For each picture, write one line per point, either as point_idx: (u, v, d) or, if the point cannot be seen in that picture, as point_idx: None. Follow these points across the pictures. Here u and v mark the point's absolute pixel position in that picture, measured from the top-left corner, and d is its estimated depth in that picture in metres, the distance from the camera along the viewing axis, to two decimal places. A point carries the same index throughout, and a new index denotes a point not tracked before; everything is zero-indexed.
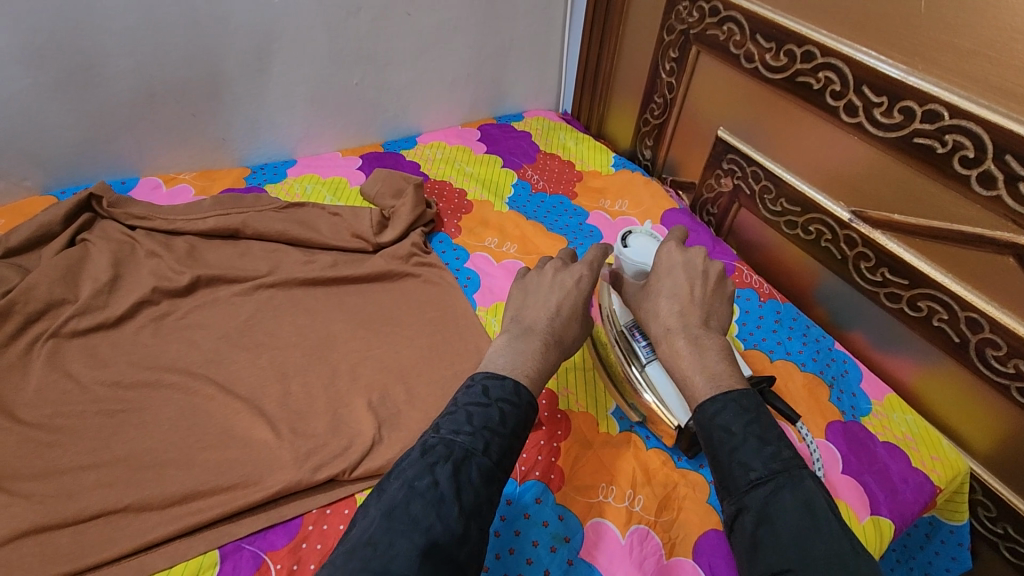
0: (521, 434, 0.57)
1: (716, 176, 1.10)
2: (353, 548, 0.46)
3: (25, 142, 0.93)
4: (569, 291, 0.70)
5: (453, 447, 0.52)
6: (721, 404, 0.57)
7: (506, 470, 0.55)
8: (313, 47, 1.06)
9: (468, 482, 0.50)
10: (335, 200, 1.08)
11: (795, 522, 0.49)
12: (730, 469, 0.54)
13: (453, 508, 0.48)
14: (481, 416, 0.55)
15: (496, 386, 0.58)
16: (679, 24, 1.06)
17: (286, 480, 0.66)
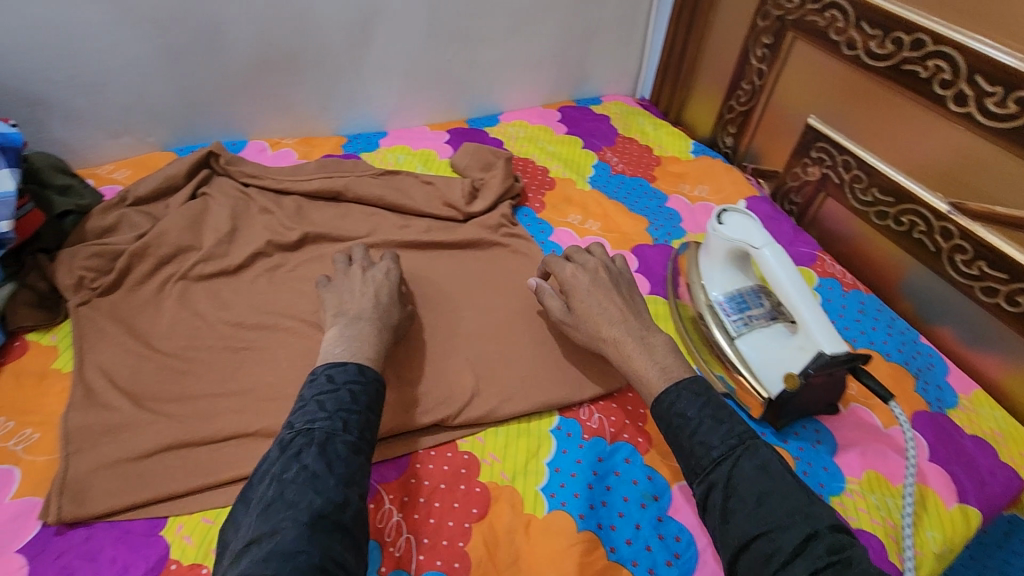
0: (374, 408, 0.61)
1: (803, 164, 1.09)
2: (239, 552, 0.47)
3: (152, 101, 1.00)
4: (373, 284, 0.76)
5: (313, 432, 0.55)
6: (676, 392, 0.64)
7: (370, 442, 0.58)
8: (414, 22, 1.11)
9: (337, 457, 0.54)
10: (426, 171, 1.12)
11: (756, 484, 0.56)
12: (691, 448, 0.60)
13: (328, 482, 0.51)
14: (333, 400, 0.58)
15: (339, 371, 0.62)
16: (776, 10, 1.06)
17: (397, 421, 0.71)
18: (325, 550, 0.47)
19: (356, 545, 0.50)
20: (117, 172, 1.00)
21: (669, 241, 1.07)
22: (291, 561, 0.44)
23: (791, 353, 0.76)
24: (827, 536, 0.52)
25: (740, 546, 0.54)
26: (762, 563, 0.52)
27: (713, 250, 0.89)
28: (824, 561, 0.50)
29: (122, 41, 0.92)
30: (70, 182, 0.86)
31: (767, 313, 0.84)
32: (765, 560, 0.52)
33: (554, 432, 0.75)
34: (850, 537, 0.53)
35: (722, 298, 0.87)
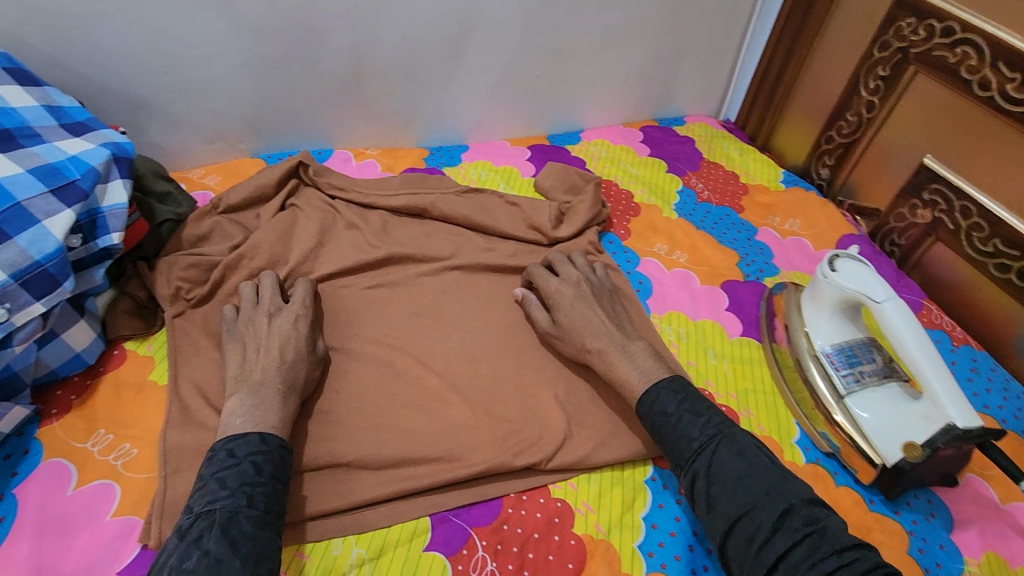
0: (283, 475, 0.59)
1: (912, 205, 1.03)
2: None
3: (247, 108, 1.00)
4: (290, 337, 0.70)
5: (213, 514, 0.53)
6: (655, 391, 0.68)
7: (279, 512, 0.57)
8: (508, 37, 1.08)
9: (240, 536, 0.52)
10: (509, 190, 1.10)
11: (734, 468, 0.61)
12: (674, 441, 0.65)
13: (232, 565, 0.50)
14: (234, 476, 0.56)
15: (240, 445, 0.58)
16: (897, 41, 1.01)
17: (489, 461, 0.68)
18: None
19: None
20: (208, 177, 1.00)
21: (761, 278, 1.02)
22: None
23: (913, 420, 0.71)
24: (799, 511, 0.57)
25: (728, 529, 0.58)
26: (747, 543, 0.57)
27: (821, 297, 0.83)
28: (799, 532, 0.55)
29: (224, 49, 0.92)
30: (168, 189, 0.86)
31: (879, 370, 0.79)
32: (749, 539, 0.56)
33: (649, 484, 0.72)
34: (823, 510, 0.58)
35: (829, 349, 0.82)
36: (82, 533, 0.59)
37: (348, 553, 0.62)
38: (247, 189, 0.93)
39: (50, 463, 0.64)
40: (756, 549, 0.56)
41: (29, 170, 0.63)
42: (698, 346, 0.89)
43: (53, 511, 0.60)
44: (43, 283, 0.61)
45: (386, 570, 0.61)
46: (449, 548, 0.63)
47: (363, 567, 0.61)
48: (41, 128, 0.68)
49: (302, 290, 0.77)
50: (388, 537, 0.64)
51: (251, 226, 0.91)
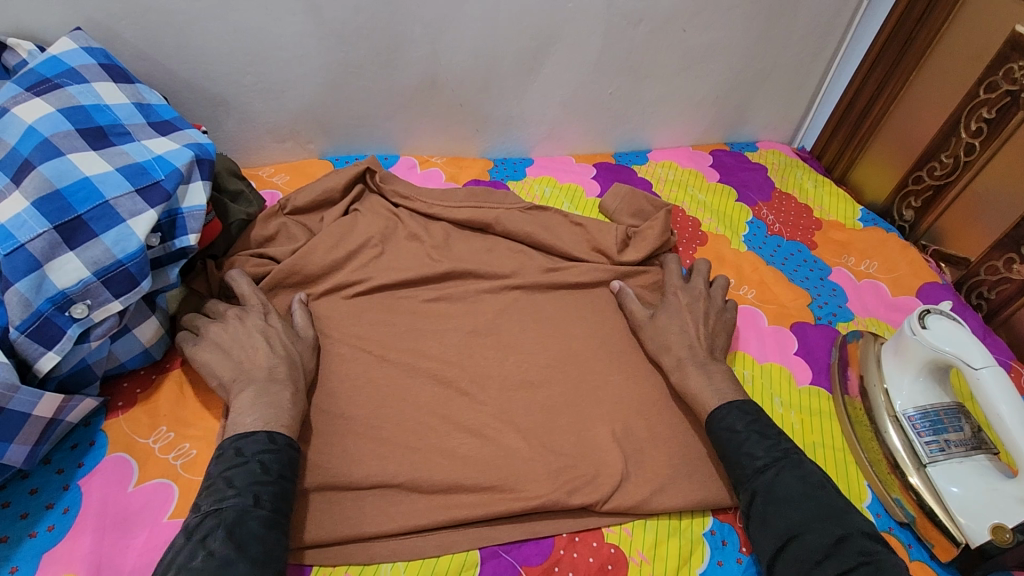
0: (290, 474, 0.59)
1: (1008, 260, 0.95)
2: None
3: (320, 110, 1.00)
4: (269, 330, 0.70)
5: (223, 514, 0.53)
6: (726, 408, 0.70)
7: (284, 511, 0.57)
8: (585, 53, 1.06)
9: (247, 539, 0.52)
10: (573, 210, 1.07)
11: (794, 490, 0.62)
12: (737, 458, 0.66)
13: (239, 568, 0.50)
14: (243, 475, 0.56)
15: (247, 444, 0.59)
16: (1007, 83, 0.93)
17: (544, 497, 0.66)
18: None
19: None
20: (277, 176, 1.01)
21: (833, 323, 0.96)
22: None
23: (1007, 502, 0.66)
24: (856, 540, 0.58)
25: (778, 548, 0.59)
26: (796, 563, 0.58)
27: (907, 354, 0.78)
28: (854, 560, 0.56)
29: (305, 52, 0.92)
30: (241, 188, 0.87)
31: (967, 440, 0.73)
32: (801, 560, 0.58)
33: (708, 537, 0.68)
34: (882, 544, 0.59)
35: (912, 412, 0.76)
36: (140, 533, 0.60)
37: None
38: (315, 192, 0.92)
39: (114, 457, 0.64)
40: (807, 569, 0.57)
41: (118, 169, 0.64)
42: (763, 392, 0.84)
43: (114, 508, 0.61)
44: (122, 282, 0.62)
45: None
46: None
47: None
48: (131, 126, 0.69)
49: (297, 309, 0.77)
50: (437, 567, 0.62)
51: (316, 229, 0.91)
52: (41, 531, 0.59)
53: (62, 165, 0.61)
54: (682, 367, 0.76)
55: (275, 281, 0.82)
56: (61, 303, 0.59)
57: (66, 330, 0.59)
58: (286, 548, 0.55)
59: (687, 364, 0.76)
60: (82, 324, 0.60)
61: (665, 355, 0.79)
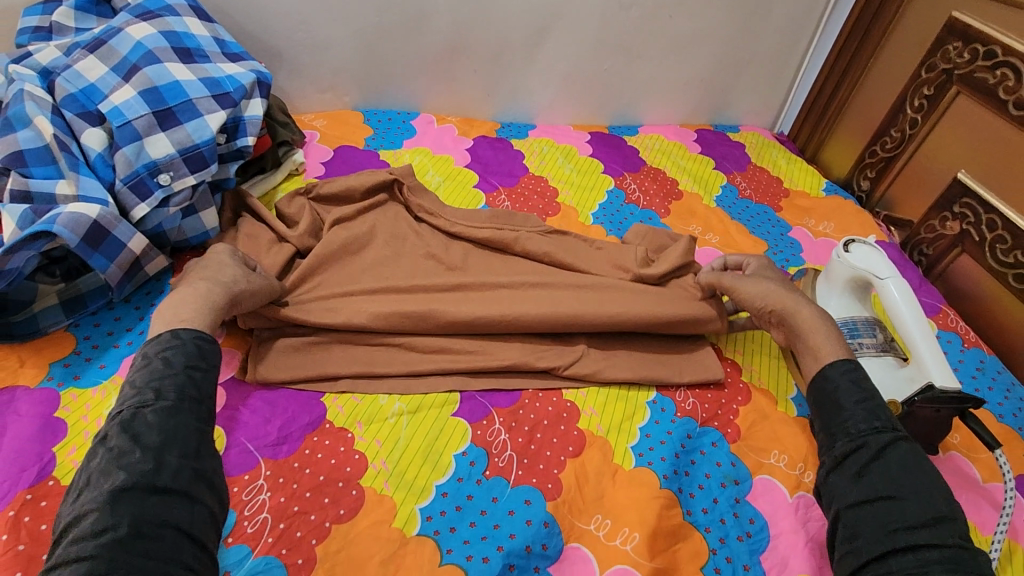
0: (198, 365, 0.62)
1: (942, 218, 1.08)
2: (57, 541, 0.49)
3: (357, 66, 1.19)
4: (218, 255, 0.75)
5: (122, 410, 0.56)
6: (852, 365, 0.72)
7: (194, 399, 0.59)
8: (585, 31, 1.23)
9: (147, 428, 0.55)
10: (567, 164, 1.24)
11: (907, 459, 0.63)
12: (853, 412, 0.68)
13: (133, 454, 0.53)
14: (143, 374, 0.59)
15: (151, 346, 0.62)
16: (943, 63, 1.07)
17: (515, 358, 0.81)
18: (139, 514, 0.49)
19: (188, 498, 0.53)
20: (315, 121, 1.20)
21: (786, 266, 1.11)
22: (99, 538, 0.47)
23: (898, 384, 0.78)
24: (955, 523, 0.58)
25: (863, 499, 0.61)
26: (880, 520, 0.59)
27: (833, 276, 0.91)
28: (948, 537, 0.56)
29: (348, 15, 1.11)
30: (287, 120, 1.07)
31: (877, 345, 0.86)
32: (886, 517, 0.59)
33: (649, 404, 0.82)
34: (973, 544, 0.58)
35: (834, 321, 0.90)
36: None
37: (391, 405, 0.76)
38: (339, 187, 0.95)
39: None
40: (888, 529, 0.58)
41: (200, 79, 0.83)
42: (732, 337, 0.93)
43: None
44: (197, 162, 0.80)
45: (420, 422, 0.75)
46: (472, 417, 0.77)
47: (401, 417, 0.75)
48: (210, 52, 0.88)
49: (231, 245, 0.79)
50: (424, 400, 0.77)
51: (320, 233, 0.91)
52: (123, 344, 0.76)
53: (160, 70, 0.80)
54: (796, 304, 0.80)
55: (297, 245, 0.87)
56: (152, 170, 0.77)
57: (153, 191, 0.77)
58: (200, 430, 0.58)
59: (801, 305, 0.80)
60: (165, 189, 0.78)
61: (776, 303, 0.81)
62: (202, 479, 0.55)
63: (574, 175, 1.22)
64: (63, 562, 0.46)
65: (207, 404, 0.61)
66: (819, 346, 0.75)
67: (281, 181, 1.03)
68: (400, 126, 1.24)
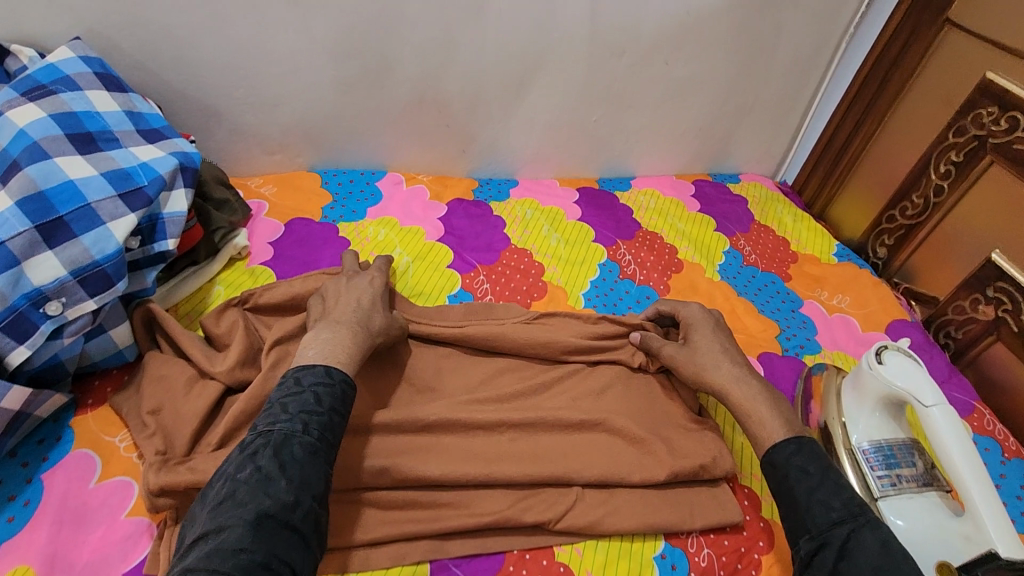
0: (341, 409, 0.62)
1: (974, 300, 0.97)
2: (189, 547, 0.50)
3: (312, 124, 1.04)
4: (364, 288, 0.78)
5: (272, 434, 0.57)
6: (796, 445, 0.67)
7: (332, 442, 0.60)
8: (570, 81, 1.09)
9: (292, 459, 0.55)
10: (553, 232, 1.10)
11: (873, 554, 0.56)
12: (808, 504, 0.62)
13: (279, 484, 0.53)
14: (296, 402, 0.60)
15: (307, 375, 0.63)
16: (975, 128, 0.96)
17: (497, 514, 0.68)
18: (271, 549, 0.50)
19: (305, 543, 0.53)
20: (265, 187, 1.04)
21: (800, 354, 0.98)
22: (234, 561, 0.47)
23: (952, 540, 0.66)
24: None
25: None
26: None
27: (864, 389, 0.79)
28: None
29: (299, 68, 0.96)
30: (227, 197, 0.91)
31: (919, 477, 0.74)
32: None
33: (657, 561, 0.70)
34: None
35: (867, 446, 0.77)
36: (96, 528, 0.61)
37: None
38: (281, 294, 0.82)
39: (77, 453, 0.66)
40: None
41: (102, 173, 0.67)
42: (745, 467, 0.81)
43: (74, 501, 0.62)
44: (98, 282, 0.64)
45: None
46: None
47: None
48: (120, 132, 0.73)
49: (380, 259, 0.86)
50: None
51: (257, 357, 0.75)
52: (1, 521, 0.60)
53: (48, 167, 0.64)
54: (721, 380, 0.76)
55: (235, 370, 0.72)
56: (36, 299, 0.61)
57: (39, 324, 0.61)
58: (329, 474, 0.58)
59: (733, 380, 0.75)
60: (55, 320, 0.62)
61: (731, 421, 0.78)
62: (318, 526, 0.55)
63: (562, 245, 1.08)
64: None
65: (337, 448, 0.61)
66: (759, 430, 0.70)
67: (219, 270, 0.88)
68: (364, 189, 1.09)
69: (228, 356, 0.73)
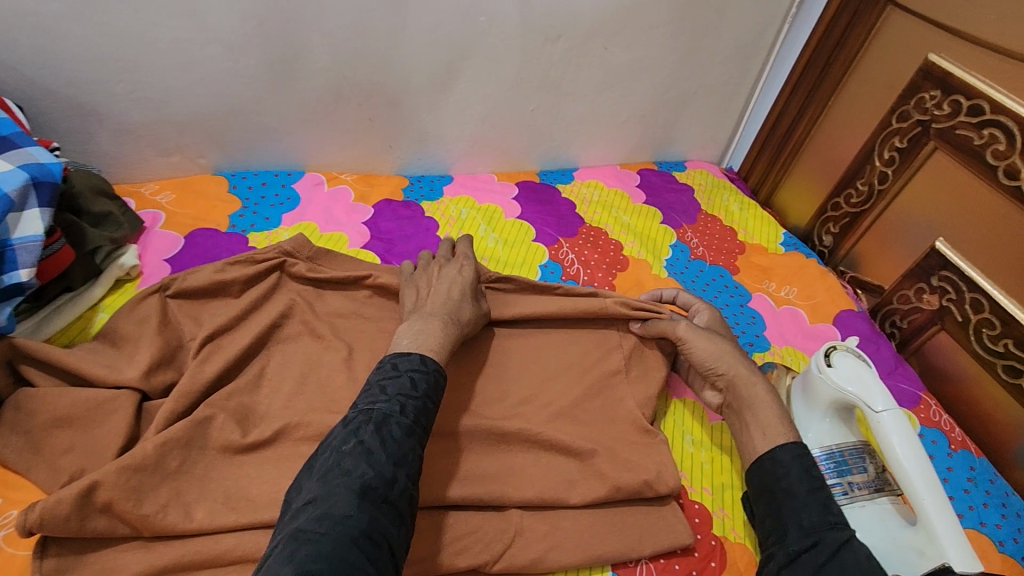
0: (432, 395, 0.64)
1: (918, 289, 0.95)
2: (297, 513, 0.52)
3: (211, 122, 0.92)
4: (456, 279, 0.80)
5: (373, 412, 0.59)
6: (802, 448, 0.67)
7: (424, 427, 0.62)
8: (503, 69, 1.01)
9: (391, 437, 0.57)
10: (489, 232, 1.02)
11: (863, 562, 0.57)
12: (805, 503, 0.62)
13: (379, 458, 0.55)
14: (394, 385, 0.62)
15: (404, 361, 0.65)
16: (918, 113, 0.93)
17: (426, 561, 0.62)
18: (373, 519, 0.52)
19: (400, 517, 0.54)
20: (161, 194, 0.93)
21: (749, 352, 0.95)
22: (344, 525, 0.50)
23: (907, 552, 0.63)
24: None
25: None
26: None
27: (813, 394, 0.76)
28: None
29: (189, 60, 0.84)
30: (108, 210, 0.81)
31: (870, 482, 0.71)
32: None
33: None
34: None
35: (817, 452, 0.74)
36: None
37: None
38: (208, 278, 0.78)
39: None
40: None
41: None
42: (693, 481, 0.77)
43: None
44: None
45: None
46: None
47: None
48: None
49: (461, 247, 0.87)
50: None
51: (175, 356, 0.73)
52: None
53: None
54: (749, 376, 0.74)
55: (152, 385, 0.69)
56: None
57: None
58: (421, 456, 0.60)
59: (755, 378, 0.74)
60: None
61: (733, 366, 0.75)
62: (410, 503, 0.56)
63: (500, 247, 1.00)
64: (303, 536, 0.49)
65: (428, 434, 0.63)
66: (768, 425, 0.70)
67: (103, 295, 0.77)
68: (279, 193, 0.98)
69: (138, 362, 0.69)
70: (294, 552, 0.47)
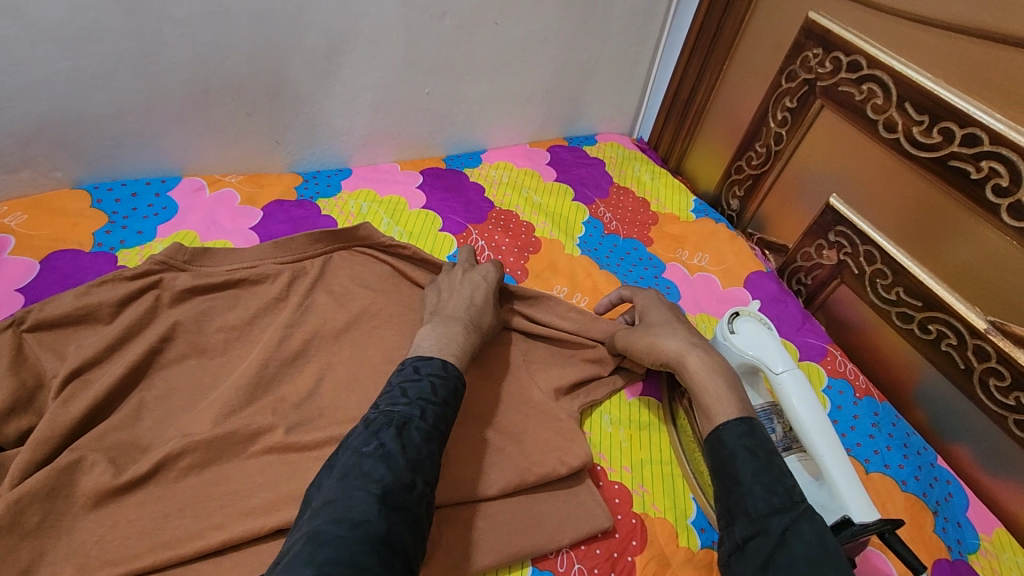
0: (450, 401, 0.62)
1: (818, 246, 0.97)
2: (313, 513, 0.49)
3: (60, 130, 0.83)
4: (478, 286, 0.79)
5: (393, 415, 0.56)
6: (747, 426, 0.62)
7: (444, 434, 0.59)
8: (388, 51, 0.95)
9: (411, 441, 0.55)
10: (392, 225, 0.97)
11: (808, 544, 0.51)
12: (750, 487, 0.57)
13: (400, 462, 0.53)
14: (415, 389, 0.60)
15: (425, 364, 0.63)
16: (804, 72, 0.94)
17: None
18: (392, 526, 0.49)
19: (417, 523, 0.51)
20: (10, 216, 0.83)
21: None
22: (362, 529, 0.47)
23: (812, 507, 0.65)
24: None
25: None
26: None
27: None
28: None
29: (16, 62, 0.75)
30: None
31: (779, 442, 0.72)
32: None
33: None
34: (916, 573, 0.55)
35: None
36: None
37: None
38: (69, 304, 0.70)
39: None
40: None
41: None
42: (613, 463, 0.76)
43: None
44: None
45: None
46: None
47: None
48: None
49: (490, 257, 0.86)
50: None
51: (34, 398, 0.65)
52: None
53: None
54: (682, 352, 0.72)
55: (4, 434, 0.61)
56: None
57: None
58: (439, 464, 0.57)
59: (690, 350, 0.72)
60: None
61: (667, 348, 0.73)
62: (426, 511, 0.53)
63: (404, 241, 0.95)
64: (322, 537, 0.46)
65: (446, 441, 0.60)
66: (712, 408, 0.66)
67: None
68: (153, 203, 0.90)
69: None
70: (311, 556, 0.44)
